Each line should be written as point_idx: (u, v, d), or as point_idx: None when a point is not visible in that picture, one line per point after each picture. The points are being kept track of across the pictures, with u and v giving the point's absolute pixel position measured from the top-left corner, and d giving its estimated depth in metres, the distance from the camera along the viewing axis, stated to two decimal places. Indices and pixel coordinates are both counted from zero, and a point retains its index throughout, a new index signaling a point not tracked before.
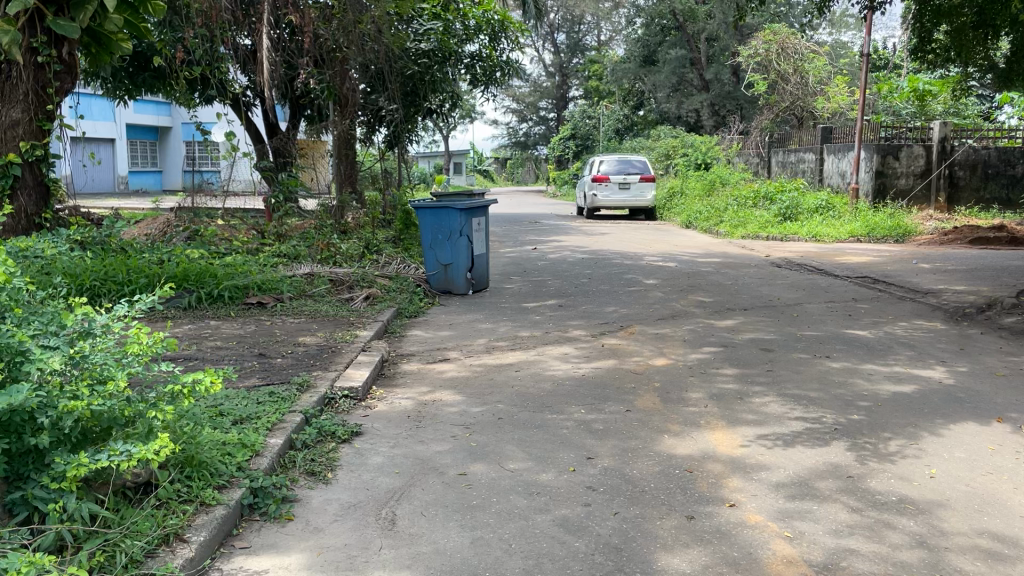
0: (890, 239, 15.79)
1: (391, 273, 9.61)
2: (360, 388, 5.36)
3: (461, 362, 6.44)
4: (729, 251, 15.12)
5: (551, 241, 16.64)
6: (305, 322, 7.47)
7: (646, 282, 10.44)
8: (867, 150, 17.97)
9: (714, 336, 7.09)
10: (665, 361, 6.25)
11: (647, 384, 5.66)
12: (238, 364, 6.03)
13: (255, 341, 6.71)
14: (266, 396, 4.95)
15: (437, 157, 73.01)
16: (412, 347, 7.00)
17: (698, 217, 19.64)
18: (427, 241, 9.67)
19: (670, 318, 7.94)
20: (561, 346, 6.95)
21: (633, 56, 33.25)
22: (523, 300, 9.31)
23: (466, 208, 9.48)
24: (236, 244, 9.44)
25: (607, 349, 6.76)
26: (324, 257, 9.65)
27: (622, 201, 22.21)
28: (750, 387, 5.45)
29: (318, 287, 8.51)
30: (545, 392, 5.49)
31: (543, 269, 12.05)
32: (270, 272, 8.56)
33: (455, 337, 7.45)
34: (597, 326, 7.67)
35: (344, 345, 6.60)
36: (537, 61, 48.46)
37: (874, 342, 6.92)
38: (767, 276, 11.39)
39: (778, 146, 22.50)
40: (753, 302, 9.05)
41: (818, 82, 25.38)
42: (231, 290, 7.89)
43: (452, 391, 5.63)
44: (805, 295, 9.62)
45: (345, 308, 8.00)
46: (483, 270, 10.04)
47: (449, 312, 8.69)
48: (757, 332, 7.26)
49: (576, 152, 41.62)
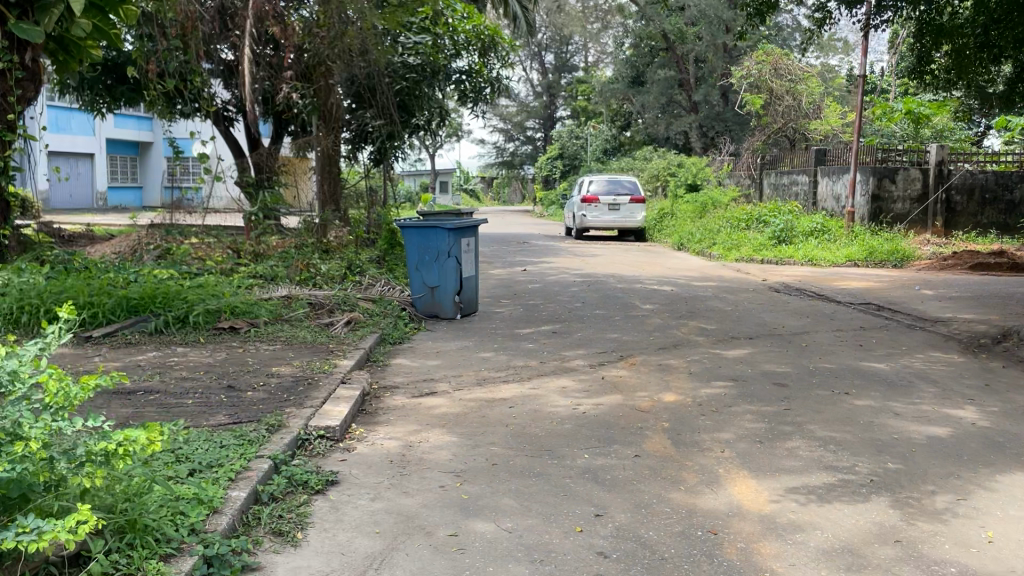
0: (888, 264, 15.45)
1: (375, 295, 9.08)
2: (338, 427, 4.82)
3: (450, 396, 5.92)
4: (724, 274, 14.71)
5: (541, 262, 16.19)
6: (280, 349, 6.93)
7: (643, 308, 9.97)
8: (862, 173, 17.69)
9: (722, 369, 6.61)
10: (673, 397, 5.76)
11: (655, 423, 5.15)
12: (204, 398, 5.48)
13: (224, 371, 6.16)
14: (232, 437, 4.39)
15: (423, 176, 72.64)
16: (397, 378, 6.47)
17: (690, 239, 19.26)
18: (413, 262, 9.18)
19: (673, 347, 7.46)
20: (559, 378, 6.44)
21: (621, 77, 33.09)
22: (516, 326, 8.80)
23: (455, 228, 9.03)
24: (209, 263, 8.88)
25: (608, 382, 6.25)
26: (304, 278, 9.11)
27: (612, 221, 21.79)
28: (769, 429, 4.96)
29: (296, 310, 7.96)
30: (543, 433, 4.98)
31: (534, 292, 11.55)
32: (244, 294, 8.01)
33: (443, 366, 6.92)
34: (595, 356, 7.17)
35: (321, 375, 6.06)
36: (525, 80, 48.36)
37: (893, 377, 6.47)
38: (768, 301, 10.96)
39: (769, 168, 22.21)
40: (757, 330, 8.59)
41: (810, 104, 25.20)
42: (202, 314, 7.34)
43: (440, 429, 5.10)
44: (811, 323, 9.17)
45: (325, 335, 7.46)
46: (472, 293, 9.54)
47: (436, 339, 8.17)
48: (767, 365, 6.79)
49: (563, 172, 41.38)
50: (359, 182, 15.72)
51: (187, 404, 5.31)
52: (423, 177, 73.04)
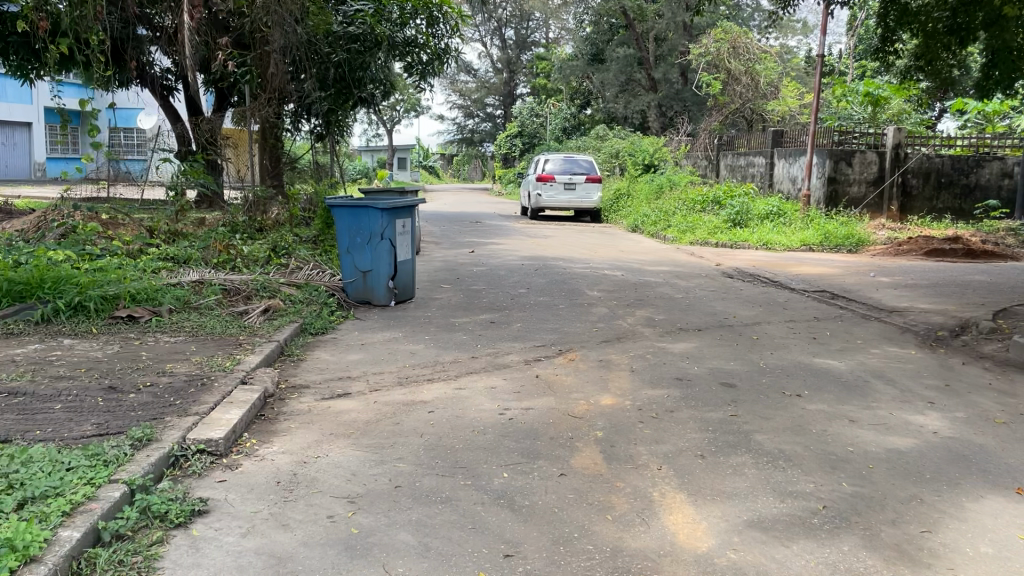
0: (843, 249, 15.15)
1: (300, 280, 8.37)
2: (222, 441, 4.18)
3: (365, 398, 5.29)
4: (677, 258, 14.24)
5: (490, 243, 15.56)
6: (182, 342, 6.24)
7: (589, 294, 9.43)
8: (820, 155, 17.37)
9: (667, 366, 6.08)
10: (610, 400, 5.22)
11: (587, 432, 4.59)
12: (77, 402, 4.76)
13: (111, 369, 5.46)
14: (85, 458, 3.70)
15: (379, 151, 71.39)
16: (308, 375, 5.82)
17: (644, 221, 18.81)
18: (344, 245, 8.50)
19: (615, 340, 6.92)
20: (488, 375, 5.86)
21: (580, 54, 32.49)
22: (452, 314, 8.20)
23: (389, 208, 8.34)
24: (115, 242, 8.07)
25: (541, 381, 5.68)
26: (222, 261, 8.36)
27: (567, 201, 21.22)
28: (713, 443, 4.44)
29: (206, 297, 7.23)
30: (460, 444, 4.39)
31: (477, 275, 10.94)
32: (149, 279, 7.25)
33: (363, 361, 6.28)
34: (531, 350, 6.59)
35: (219, 374, 5.39)
36: (484, 55, 47.40)
37: (848, 376, 6.02)
38: (720, 288, 10.51)
39: (727, 149, 21.80)
40: (707, 320, 8.10)
41: (769, 84, 24.84)
42: (97, 301, 6.58)
43: (343, 441, 4.46)
44: (763, 313, 8.71)
45: (236, 325, 6.76)
46: (409, 277, 8.87)
47: (363, 328, 7.53)
48: (715, 361, 6.28)
49: (522, 150, 40.65)
50: (304, 157, 15.02)
51: (54, 411, 4.59)
52: (380, 152, 71.73)
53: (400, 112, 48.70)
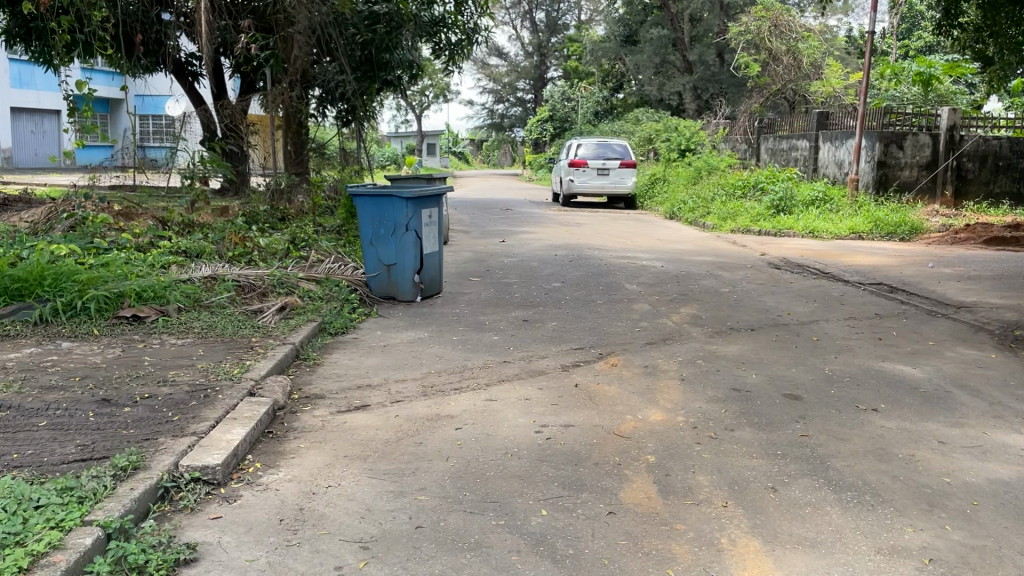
0: (895, 237, 14.37)
1: (320, 274, 7.86)
2: (220, 468, 3.65)
3: (384, 412, 4.74)
4: (719, 247, 13.54)
5: (522, 232, 14.98)
6: (189, 346, 5.75)
7: (628, 288, 8.81)
8: (868, 138, 16.49)
9: (721, 373, 5.47)
10: (659, 415, 4.63)
11: (636, 457, 3.99)
12: (65, 418, 4.27)
13: (108, 377, 4.98)
14: (56, 493, 3.19)
15: (408, 137, 71.16)
16: (324, 383, 5.29)
17: (682, 208, 18.10)
18: (367, 237, 7.98)
19: (660, 342, 6.31)
20: (523, 383, 5.29)
21: (612, 36, 31.67)
22: (482, 311, 7.64)
23: (414, 197, 7.78)
24: (125, 235, 7.61)
25: (580, 391, 5.10)
26: (237, 254, 7.87)
27: (601, 186, 20.53)
28: (785, 472, 3.83)
29: (219, 294, 6.74)
30: (491, 472, 3.82)
31: (507, 267, 10.35)
32: (157, 274, 6.76)
33: (384, 366, 5.73)
34: (568, 354, 6.00)
35: (224, 385, 4.87)
36: (514, 38, 46.61)
37: (926, 386, 5.36)
38: (769, 281, 9.83)
39: (767, 132, 20.93)
40: (759, 318, 7.45)
41: (811, 64, 23.82)
42: (99, 301, 6.12)
43: (358, 465, 3.91)
44: (819, 309, 8.03)
45: (249, 325, 6.27)
46: (436, 271, 8.32)
47: (387, 327, 7.00)
48: (773, 368, 5.65)
49: (553, 135, 39.91)
50: (331, 143, 14.57)
51: (37, 429, 4.10)
52: (409, 138, 71.38)
53: (430, 97, 48.23)
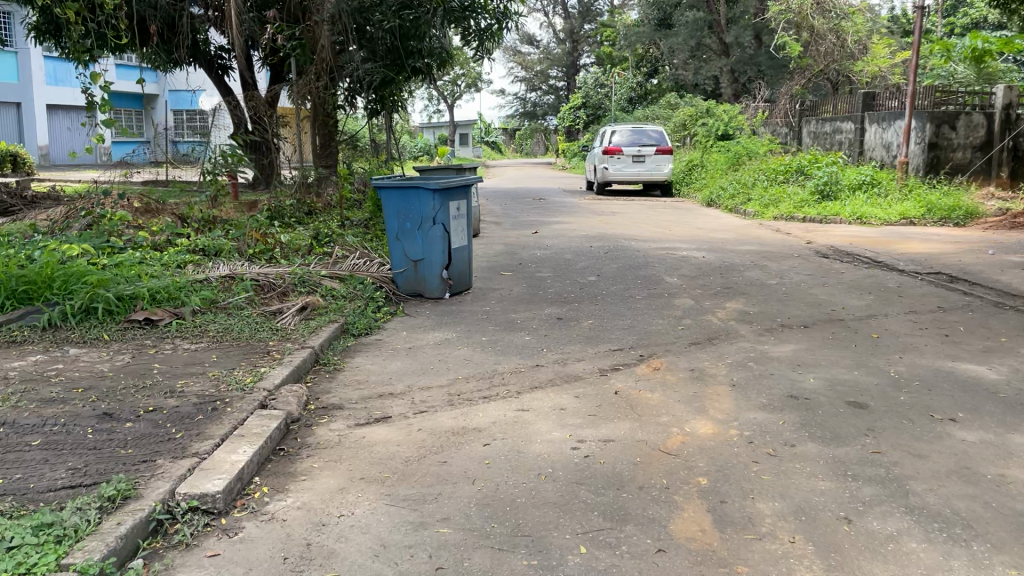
0: (949, 222, 13.64)
1: (344, 271, 7.49)
2: (221, 496, 3.29)
3: (406, 425, 4.34)
4: (761, 236, 12.94)
5: (555, 222, 14.51)
6: (202, 352, 5.41)
7: (668, 282, 8.31)
8: (918, 118, 15.73)
9: (775, 377, 4.98)
10: (710, 427, 4.17)
11: (685, 479, 3.54)
12: (61, 436, 3.94)
13: (113, 388, 4.65)
14: (32, 532, 2.85)
15: (441, 128, 70.93)
16: (344, 392, 4.91)
17: (721, 195, 17.51)
18: (392, 231, 7.59)
19: (706, 341, 5.82)
20: (557, 391, 4.84)
21: (646, 20, 30.88)
22: (514, 309, 7.21)
23: (441, 188, 7.36)
24: (141, 233, 7.31)
25: (621, 399, 4.66)
26: (258, 251, 7.53)
27: (636, 174, 19.94)
28: (858, 497, 3.35)
29: (236, 295, 6.39)
30: (522, 498, 3.40)
31: (541, 261, 9.90)
32: (172, 274, 6.44)
33: (408, 372, 5.34)
34: (606, 356, 5.55)
35: (234, 397, 4.50)
36: (546, 25, 45.95)
37: (1006, 390, 4.82)
38: (818, 271, 9.25)
39: (809, 114, 20.13)
40: (811, 313, 6.92)
41: (856, 42, 22.89)
42: (110, 303, 5.82)
43: (374, 490, 3.52)
44: (877, 302, 7.46)
45: (267, 328, 5.91)
46: (465, 266, 7.91)
47: (412, 327, 6.61)
48: (833, 369, 5.14)
49: (586, 122, 39.27)
50: (361, 134, 14.25)
51: (29, 449, 3.78)
52: (441, 128, 71.11)
53: (461, 86, 47.78)
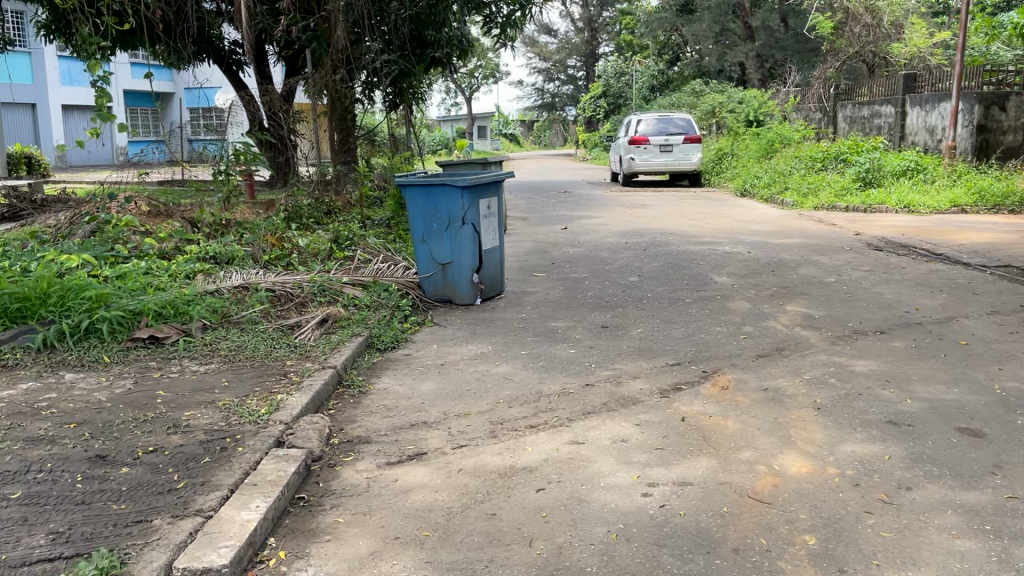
0: (1003, 209, 12.84)
1: (367, 277, 6.90)
2: (228, 570, 2.71)
3: (445, 463, 3.73)
4: (805, 227, 12.21)
5: (583, 217, 13.86)
6: (211, 376, 4.83)
7: (717, 282, 7.66)
8: (966, 100, 14.87)
9: (865, 397, 4.33)
10: (804, 465, 3.53)
11: (789, 539, 2.92)
12: (47, 486, 3.38)
13: (110, 423, 4.07)
14: None
15: (458, 121, 70.46)
16: (371, 422, 4.31)
17: (755, 184, 16.79)
18: (419, 233, 7.00)
19: (774, 353, 5.18)
20: (615, 417, 4.23)
21: (668, 5, 29.99)
22: (554, 315, 6.59)
23: (471, 185, 6.76)
24: (147, 240, 6.76)
25: (690, 428, 4.03)
26: (274, 257, 6.95)
27: (664, 164, 19.21)
28: (1011, 564, 2.70)
29: (250, 307, 5.81)
30: (593, 568, 2.78)
31: (575, 259, 9.27)
32: (179, 286, 5.86)
33: (441, 394, 4.75)
34: (664, 373, 4.93)
35: (246, 432, 3.91)
36: (565, 14, 45.13)
37: None
38: (877, 267, 8.55)
39: (845, 98, 19.28)
40: (883, 316, 6.24)
41: (892, 22, 21.93)
42: (112, 321, 5.26)
43: (412, 556, 2.92)
44: (952, 302, 6.77)
45: (284, 346, 5.34)
46: (497, 269, 7.31)
47: (443, 339, 6.02)
48: (928, 388, 4.49)
49: (607, 112, 38.48)
50: (380, 129, 13.67)
51: (5, 505, 3.20)
52: (459, 121, 70.55)
53: (478, 78, 47.12)
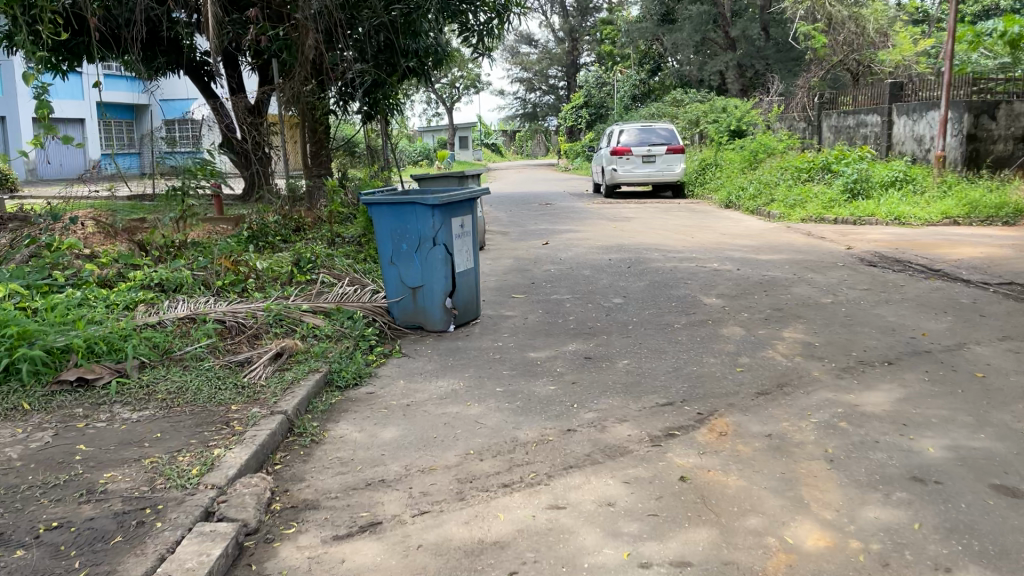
0: (997, 221, 12.47)
1: (330, 303, 6.34)
2: None
3: (402, 538, 3.19)
4: (795, 241, 11.76)
5: (565, 231, 13.37)
6: (143, 426, 4.24)
7: (707, 305, 7.17)
8: (954, 109, 14.57)
9: (883, 447, 3.84)
10: (821, 538, 3.03)
11: None
12: None
13: (12, 491, 3.48)
14: None
15: (440, 131, 70.16)
16: (322, 481, 3.75)
17: (740, 196, 16.41)
18: (387, 254, 6.46)
19: (776, 391, 4.69)
20: (602, 473, 3.71)
21: (649, 15, 29.72)
22: (533, 344, 6.07)
23: (442, 203, 6.21)
24: (87, 266, 6.16)
25: (688, 488, 3.51)
26: (227, 283, 6.36)
27: (647, 175, 18.78)
28: None
29: (195, 342, 5.24)
30: None
31: (556, 278, 8.76)
32: (116, 319, 5.28)
33: (404, 443, 4.20)
34: (656, 415, 4.41)
35: (170, 502, 3.34)
36: (545, 24, 44.84)
37: None
38: (875, 285, 8.10)
39: (830, 108, 18.96)
40: (890, 343, 5.76)
41: (877, 31, 21.66)
42: (36, 361, 4.67)
43: None
44: (960, 325, 6.31)
45: (231, 386, 4.76)
46: (472, 292, 6.77)
47: (411, 373, 5.48)
48: (951, 434, 4.01)
49: (589, 122, 38.11)
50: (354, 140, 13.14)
51: None
52: (441, 132, 70.09)
53: (459, 88, 46.78)
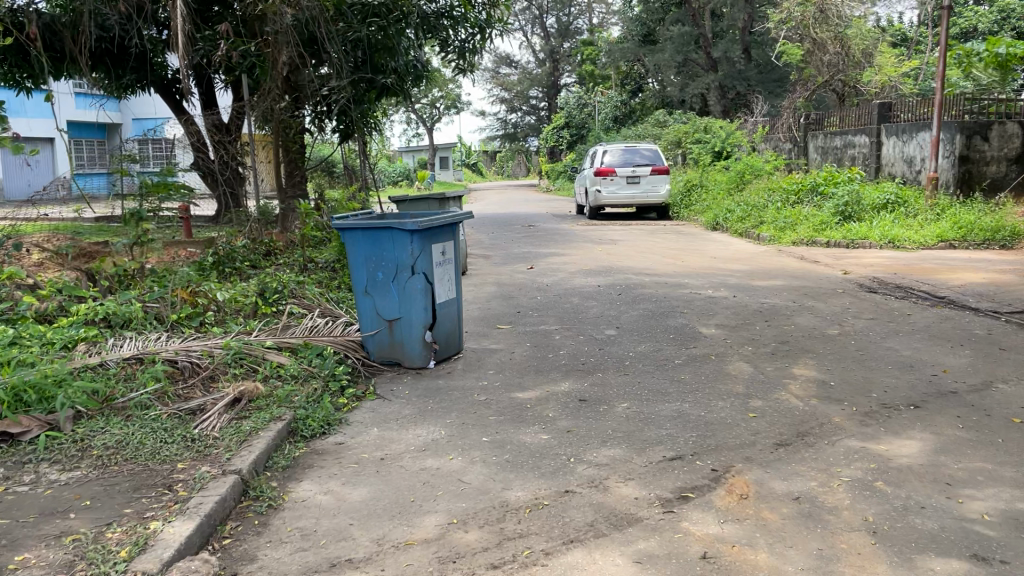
0: (993, 244, 12.14)
1: (298, 338, 5.76)
2: None
3: None
4: (789, 266, 11.32)
5: (549, 254, 12.87)
6: (67, 491, 3.63)
7: (707, 336, 6.66)
8: (946, 129, 14.31)
9: (930, 514, 3.32)
10: None
11: None
12: None
13: None
14: None
15: (419, 152, 69.74)
16: (276, 561, 3.17)
17: (727, 217, 16.04)
18: (361, 283, 5.90)
19: (797, 442, 4.17)
20: (607, 548, 3.16)
21: (630, 36, 29.86)
22: (520, 383, 5.53)
23: (422, 228, 5.68)
24: (24, 299, 5.53)
25: (711, 568, 2.97)
26: (183, 318, 5.77)
27: (631, 197, 18.37)
28: None
29: (141, 387, 4.64)
30: None
31: (543, 307, 8.23)
32: (51, 361, 4.67)
33: (377, 508, 3.63)
34: (666, 471, 3.87)
35: None
36: (525, 45, 44.76)
37: None
38: (882, 314, 7.64)
39: (816, 128, 18.71)
40: (911, 382, 5.27)
41: (861, 51, 21.52)
42: None
43: None
44: (981, 360, 5.83)
45: (177, 440, 4.16)
46: (454, 325, 6.22)
47: (385, 418, 4.91)
48: (1002, 495, 3.51)
49: (570, 143, 37.83)
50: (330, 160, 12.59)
51: None
52: (421, 152, 69.62)
53: (439, 108, 46.56)
